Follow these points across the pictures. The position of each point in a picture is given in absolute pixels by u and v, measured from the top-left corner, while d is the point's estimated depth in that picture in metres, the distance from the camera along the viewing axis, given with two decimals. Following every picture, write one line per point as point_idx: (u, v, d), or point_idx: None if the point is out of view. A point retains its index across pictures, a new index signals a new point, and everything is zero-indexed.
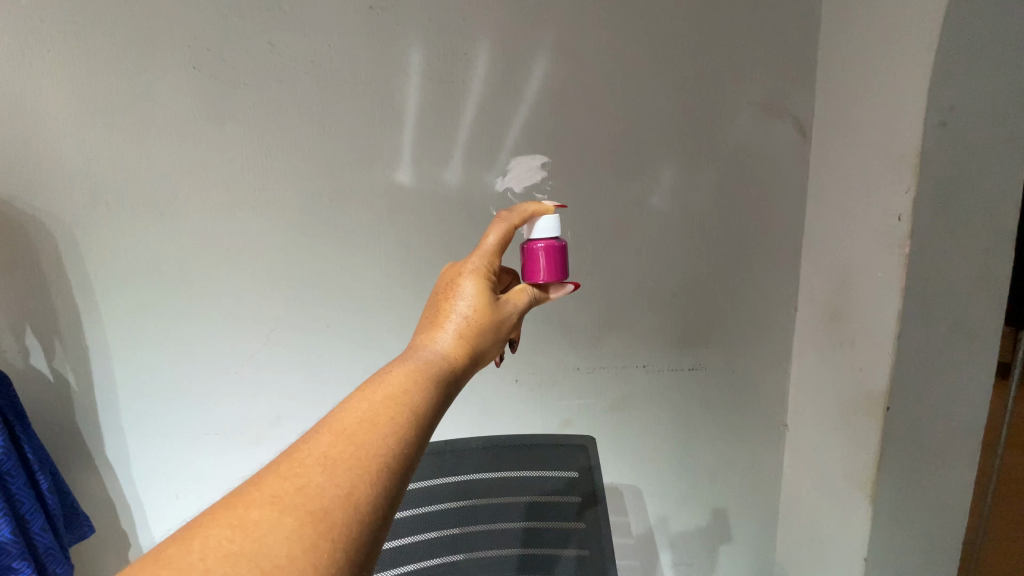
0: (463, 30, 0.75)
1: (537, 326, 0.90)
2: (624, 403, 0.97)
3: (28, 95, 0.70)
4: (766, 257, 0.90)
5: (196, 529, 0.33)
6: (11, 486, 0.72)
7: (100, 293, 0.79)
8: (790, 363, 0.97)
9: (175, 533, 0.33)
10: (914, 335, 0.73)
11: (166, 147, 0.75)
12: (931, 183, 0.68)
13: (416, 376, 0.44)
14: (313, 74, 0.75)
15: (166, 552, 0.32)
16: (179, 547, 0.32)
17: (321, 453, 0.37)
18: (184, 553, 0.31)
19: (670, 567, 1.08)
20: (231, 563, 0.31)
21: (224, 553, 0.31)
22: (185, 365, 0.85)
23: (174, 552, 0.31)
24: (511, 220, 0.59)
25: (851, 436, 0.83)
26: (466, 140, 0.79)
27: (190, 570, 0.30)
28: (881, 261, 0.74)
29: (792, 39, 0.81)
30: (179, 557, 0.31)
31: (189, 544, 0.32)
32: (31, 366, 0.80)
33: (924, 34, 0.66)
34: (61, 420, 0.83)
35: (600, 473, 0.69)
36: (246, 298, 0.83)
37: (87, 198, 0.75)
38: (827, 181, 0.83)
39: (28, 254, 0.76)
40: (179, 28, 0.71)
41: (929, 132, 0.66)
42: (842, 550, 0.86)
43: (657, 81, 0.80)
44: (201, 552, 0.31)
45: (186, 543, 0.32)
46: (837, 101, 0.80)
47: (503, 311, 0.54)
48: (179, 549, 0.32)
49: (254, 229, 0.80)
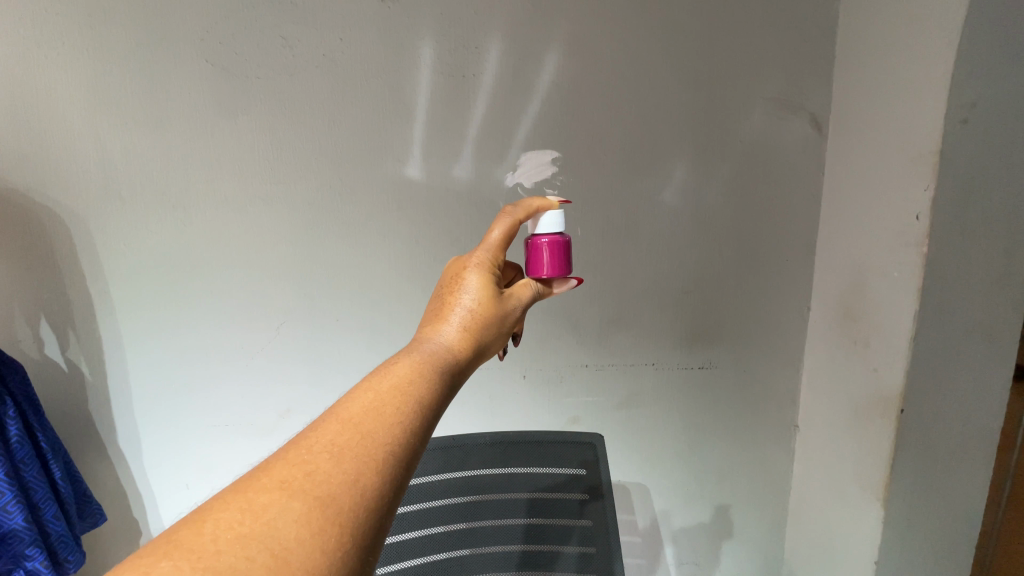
0: (474, 24, 0.75)
1: (546, 322, 0.89)
2: (633, 401, 0.96)
3: (45, 88, 0.71)
4: (779, 256, 0.89)
5: (207, 511, 0.33)
6: (25, 474, 0.73)
7: (113, 284, 0.80)
8: (802, 363, 0.96)
9: (187, 515, 0.33)
10: (931, 336, 0.71)
11: (180, 140, 0.75)
12: (951, 181, 0.66)
13: (422, 368, 0.44)
14: (324, 68, 0.75)
15: (178, 533, 0.32)
16: (190, 528, 0.32)
17: (328, 441, 0.37)
18: (196, 535, 0.31)
19: (676, 566, 1.08)
20: (241, 545, 0.31)
21: (235, 535, 0.31)
22: (195, 355, 0.85)
23: (187, 534, 0.31)
24: (517, 214, 0.59)
25: (864, 438, 0.81)
26: (476, 134, 0.79)
27: (202, 551, 0.30)
28: (898, 260, 0.72)
29: (810, 33, 0.79)
30: (191, 538, 0.31)
31: (201, 526, 0.32)
32: (45, 356, 0.81)
33: (946, 29, 0.64)
34: (76, 410, 0.85)
35: (606, 470, 0.68)
36: (257, 290, 0.83)
37: (101, 190, 0.76)
38: (843, 179, 0.82)
39: (44, 245, 0.77)
40: (192, 21, 0.71)
41: (950, 129, 0.65)
42: (854, 552, 0.84)
43: (670, 76, 0.79)
44: (213, 533, 0.31)
45: (198, 525, 0.32)
46: (853, 98, 0.78)
47: (507, 306, 0.54)
48: (190, 530, 0.32)
49: (265, 222, 0.80)
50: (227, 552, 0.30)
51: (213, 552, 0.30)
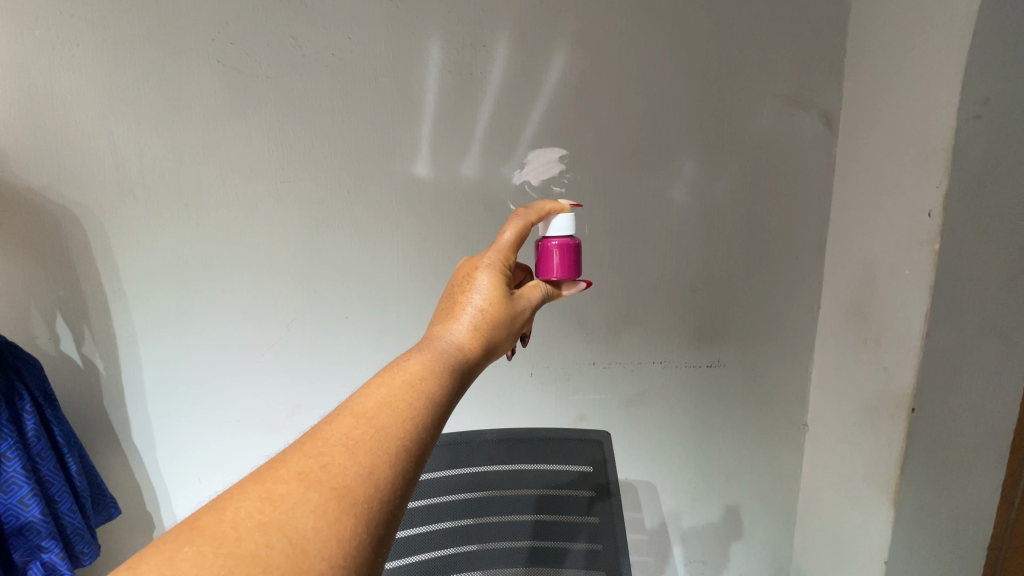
0: (483, 22, 0.75)
1: (553, 320, 0.89)
2: (640, 399, 0.96)
3: (59, 88, 0.72)
4: (789, 254, 0.89)
5: (227, 500, 0.33)
6: (42, 467, 0.74)
7: (127, 281, 0.82)
8: (812, 361, 0.95)
9: (209, 503, 0.33)
10: (945, 336, 0.70)
11: (191, 138, 0.76)
12: (964, 179, 0.65)
13: (433, 365, 0.45)
14: (334, 68, 0.75)
15: (199, 521, 0.32)
16: (211, 516, 0.32)
17: (343, 434, 0.37)
18: (218, 522, 0.32)
19: (684, 564, 1.07)
20: (261, 532, 0.31)
21: (255, 523, 0.32)
22: (207, 350, 0.86)
23: (208, 520, 0.32)
24: (528, 217, 0.59)
25: (875, 438, 0.81)
26: (483, 132, 0.79)
27: (223, 537, 0.31)
28: (910, 259, 0.72)
29: (820, 29, 0.79)
30: (213, 525, 0.32)
31: (222, 513, 0.32)
32: (61, 352, 0.83)
33: (959, 25, 0.63)
34: (90, 405, 0.86)
35: (613, 467, 0.69)
36: (268, 288, 0.84)
37: (115, 188, 0.77)
38: (855, 176, 0.81)
39: (60, 242, 0.78)
40: (203, 21, 0.72)
41: (962, 124, 0.64)
42: (864, 551, 0.84)
43: (680, 73, 0.79)
44: (233, 521, 0.32)
45: (219, 513, 0.32)
46: (865, 94, 0.78)
47: (517, 306, 0.54)
48: (212, 518, 0.32)
49: (276, 220, 0.81)
50: (248, 539, 0.31)
51: (235, 540, 0.31)
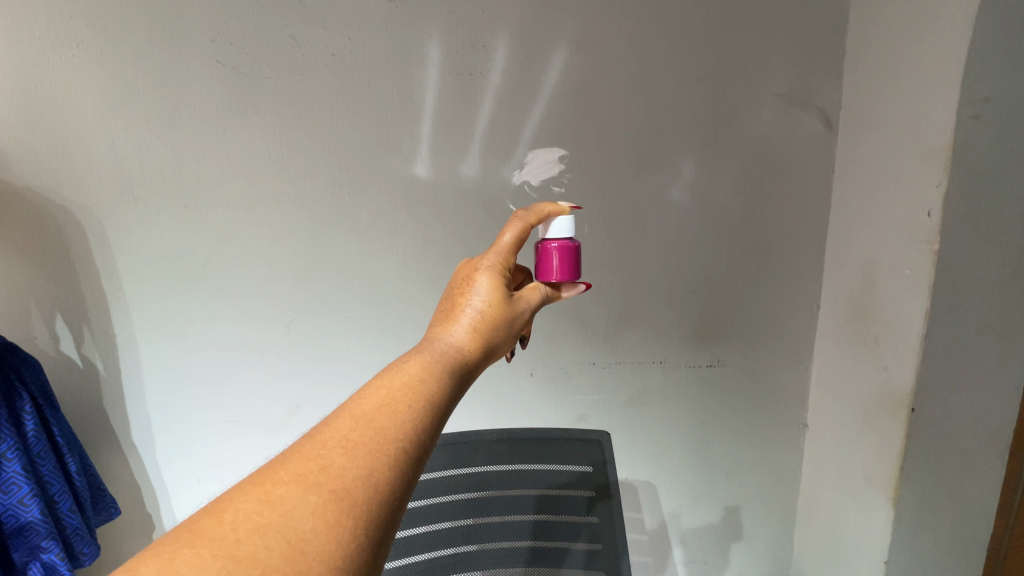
0: (483, 22, 0.75)
1: (553, 320, 0.89)
2: (640, 399, 0.96)
3: (59, 87, 0.72)
4: (788, 254, 0.89)
5: (227, 501, 0.33)
6: (41, 467, 0.74)
7: (127, 281, 0.82)
8: (812, 361, 0.95)
9: (208, 505, 0.33)
10: (944, 336, 0.70)
11: (191, 139, 0.76)
12: (963, 179, 0.65)
13: (433, 367, 0.45)
14: (333, 68, 0.75)
15: (198, 522, 0.32)
16: (210, 518, 0.32)
17: (342, 436, 0.37)
18: (217, 524, 0.32)
19: (685, 564, 1.07)
20: (260, 534, 0.31)
21: (254, 525, 0.32)
22: (207, 351, 0.86)
23: (208, 522, 0.32)
24: (527, 218, 0.59)
25: (875, 438, 0.81)
26: (483, 133, 0.79)
27: (222, 539, 0.31)
28: (910, 258, 0.72)
29: (820, 29, 0.79)
30: (212, 527, 0.32)
31: (221, 515, 0.32)
32: (61, 352, 0.83)
33: (958, 24, 0.63)
34: (90, 405, 0.86)
35: (613, 467, 0.69)
36: (268, 288, 0.84)
37: (115, 188, 0.77)
38: (854, 176, 0.81)
39: (59, 243, 0.78)
40: (203, 22, 0.72)
41: (961, 125, 0.64)
42: (864, 551, 0.84)
43: (680, 73, 0.79)
44: (232, 523, 0.32)
45: (218, 515, 0.32)
46: (865, 94, 0.78)
47: (517, 308, 0.54)
48: (211, 519, 0.32)
49: (276, 221, 0.81)
50: (247, 540, 0.31)
51: (234, 542, 0.31)
